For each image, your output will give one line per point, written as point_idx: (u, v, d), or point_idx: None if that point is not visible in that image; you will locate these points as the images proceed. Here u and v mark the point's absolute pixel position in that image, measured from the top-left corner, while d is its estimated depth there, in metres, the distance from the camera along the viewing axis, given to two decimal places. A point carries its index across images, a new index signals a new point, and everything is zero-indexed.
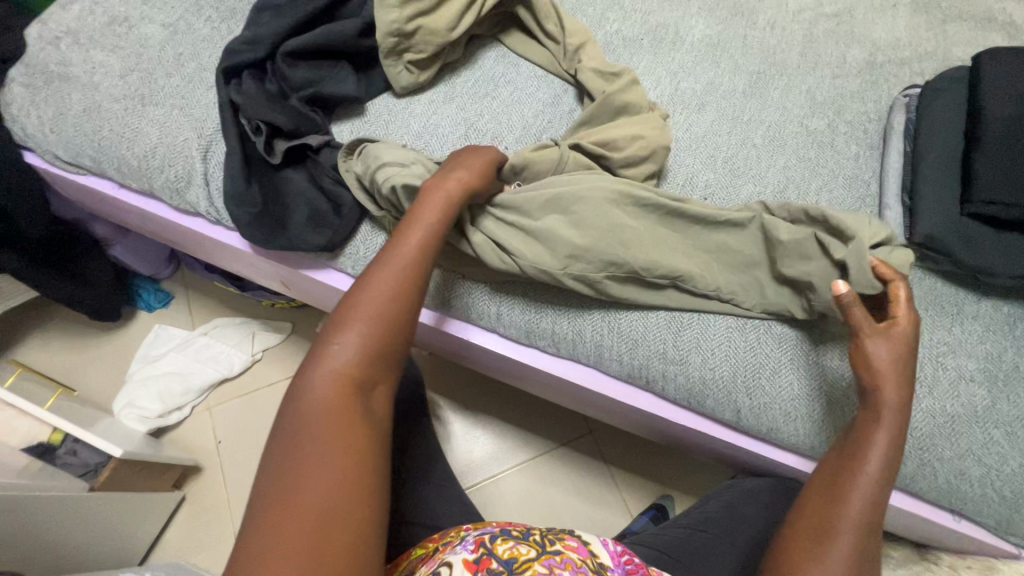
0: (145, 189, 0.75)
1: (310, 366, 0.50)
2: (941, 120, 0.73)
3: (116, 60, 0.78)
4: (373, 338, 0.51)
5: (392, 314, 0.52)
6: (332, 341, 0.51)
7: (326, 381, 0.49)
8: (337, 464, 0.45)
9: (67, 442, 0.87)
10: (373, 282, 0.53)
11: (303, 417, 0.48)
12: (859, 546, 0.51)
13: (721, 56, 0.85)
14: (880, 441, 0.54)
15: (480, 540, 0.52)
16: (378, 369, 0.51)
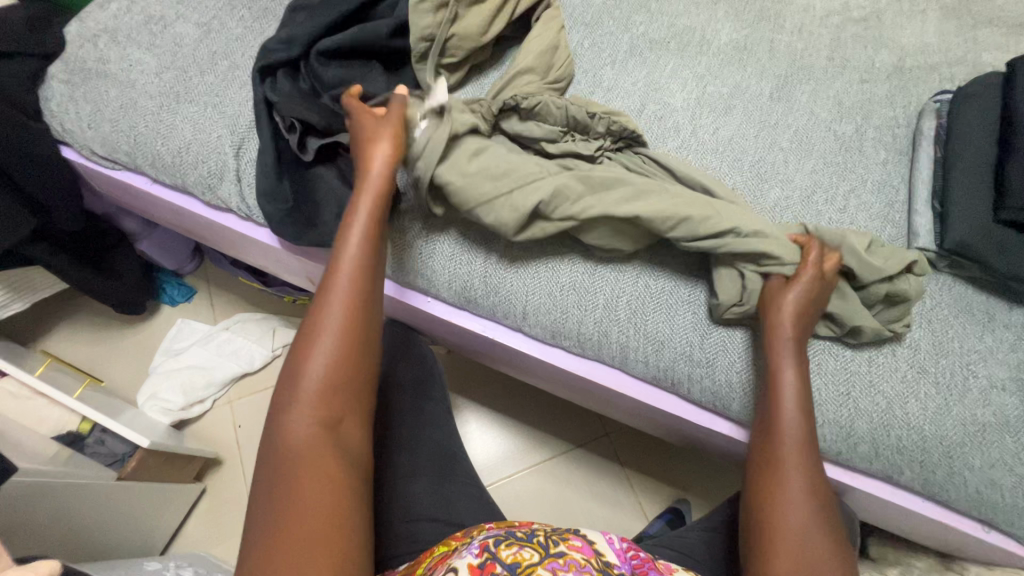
0: (178, 185, 0.77)
1: (280, 407, 0.51)
2: (973, 127, 0.72)
3: (152, 58, 0.79)
4: (336, 361, 0.52)
5: (350, 333, 0.53)
6: (294, 378, 0.51)
7: (299, 415, 0.50)
8: (322, 491, 0.46)
9: (95, 432, 0.90)
10: (324, 309, 0.54)
11: (280, 459, 0.48)
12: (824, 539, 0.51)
13: (747, 60, 0.85)
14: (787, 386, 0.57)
15: (484, 544, 0.49)
16: (348, 391, 0.52)
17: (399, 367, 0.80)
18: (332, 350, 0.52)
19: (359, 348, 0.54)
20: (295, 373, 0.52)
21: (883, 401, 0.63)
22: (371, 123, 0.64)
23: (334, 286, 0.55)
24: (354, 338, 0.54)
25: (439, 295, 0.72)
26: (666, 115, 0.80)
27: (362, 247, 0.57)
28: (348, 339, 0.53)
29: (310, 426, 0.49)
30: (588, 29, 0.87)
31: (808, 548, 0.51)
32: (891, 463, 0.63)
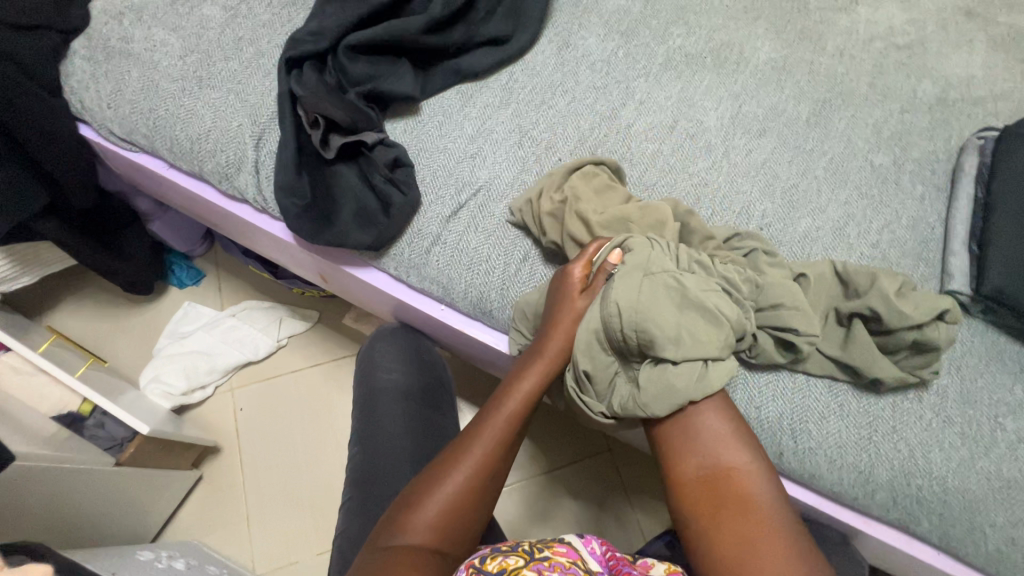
0: (194, 171, 0.75)
1: (402, 504, 0.54)
2: (1018, 169, 0.69)
3: (177, 40, 0.78)
4: (458, 493, 0.53)
5: (475, 488, 0.54)
6: (421, 488, 0.54)
7: (412, 527, 0.51)
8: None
9: (95, 414, 0.89)
10: (454, 462, 0.56)
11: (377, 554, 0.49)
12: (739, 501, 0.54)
13: (786, 81, 0.82)
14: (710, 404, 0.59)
15: (467, 563, 0.47)
16: (458, 522, 0.53)
17: (406, 376, 0.77)
18: (455, 489, 0.54)
19: (475, 504, 0.54)
20: (413, 498, 0.54)
21: (905, 448, 0.61)
22: (577, 295, 0.61)
23: (473, 438, 0.57)
24: (474, 499, 0.54)
25: (454, 304, 0.70)
26: (699, 134, 0.77)
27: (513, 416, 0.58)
28: (468, 491, 0.54)
29: (414, 541, 0.50)
30: (622, 38, 0.84)
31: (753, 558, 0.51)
32: (908, 513, 0.61)
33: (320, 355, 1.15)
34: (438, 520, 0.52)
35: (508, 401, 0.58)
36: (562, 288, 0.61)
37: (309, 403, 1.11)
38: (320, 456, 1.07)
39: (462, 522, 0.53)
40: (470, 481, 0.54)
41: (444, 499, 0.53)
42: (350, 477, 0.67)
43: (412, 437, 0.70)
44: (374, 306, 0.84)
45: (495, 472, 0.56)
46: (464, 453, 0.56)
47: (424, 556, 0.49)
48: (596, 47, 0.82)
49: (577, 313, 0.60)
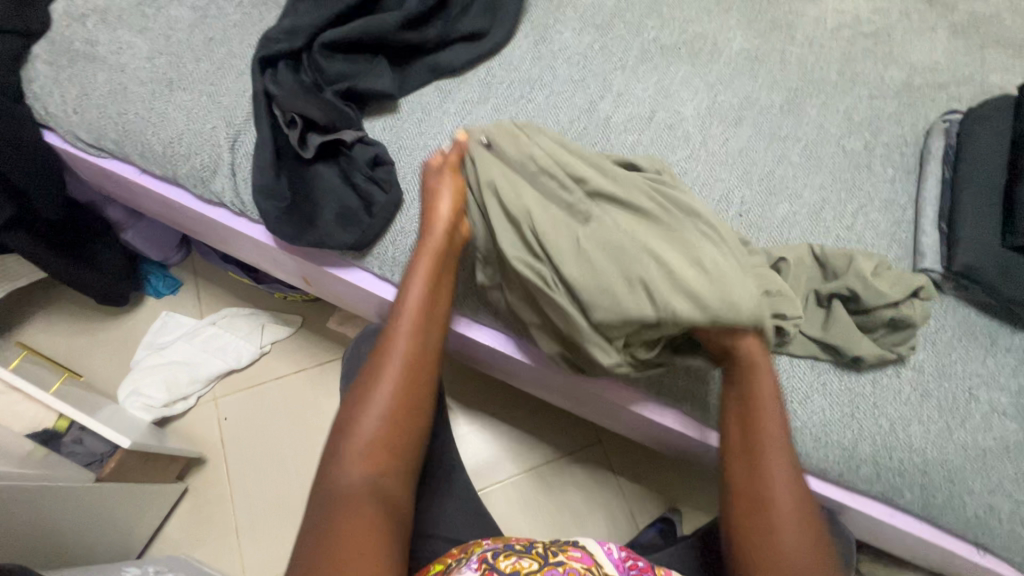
0: (168, 176, 0.73)
1: (335, 440, 0.54)
2: (982, 150, 0.72)
3: (144, 42, 0.76)
4: (393, 409, 0.55)
5: (406, 396, 0.56)
6: (351, 411, 0.55)
7: (352, 463, 0.52)
8: (364, 542, 0.47)
9: (73, 430, 0.85)
10: (376, 378, 0.56)
11: (328, 505, 0.50)
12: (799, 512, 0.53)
13: (759, 70, 0.84)
14: (766, 396, 0.57)
15: (482, 556, 0.48)
16: (396, 434, 0.55)
17: None
18: (386, 408, 0.55)
19: (410, 404, 0.56)
20: (347, 423, 0.55)
21: (886, 423, 0.63)
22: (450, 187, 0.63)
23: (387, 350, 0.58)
24: (406, 407, 0.56)
25: None
26: (677, 124, 0.78)
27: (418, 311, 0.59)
28: (398, 400, 0.55)
29: (361, 473, 0.52)
30: (598, 31, 0.84)
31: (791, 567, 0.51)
32: (891, 486, 0.62)
33: (305, 360, 1.13)
34: (376, 438, 0.53)
35: (412, 298, 0.59)
36: (426, 182, 0.65)
37: (296, 409, 1.09)
38: (309, 462, 1.05)
39: (401, 427, 0.55)
40: (396, 386, 0.56)
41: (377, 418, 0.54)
42: None
43: None
44: (359, 307, 0.83)
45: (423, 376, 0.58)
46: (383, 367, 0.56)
47: (369, 484, 0.51)
48: (572, 41, 0.83)
49: (439, 204, 0.62)
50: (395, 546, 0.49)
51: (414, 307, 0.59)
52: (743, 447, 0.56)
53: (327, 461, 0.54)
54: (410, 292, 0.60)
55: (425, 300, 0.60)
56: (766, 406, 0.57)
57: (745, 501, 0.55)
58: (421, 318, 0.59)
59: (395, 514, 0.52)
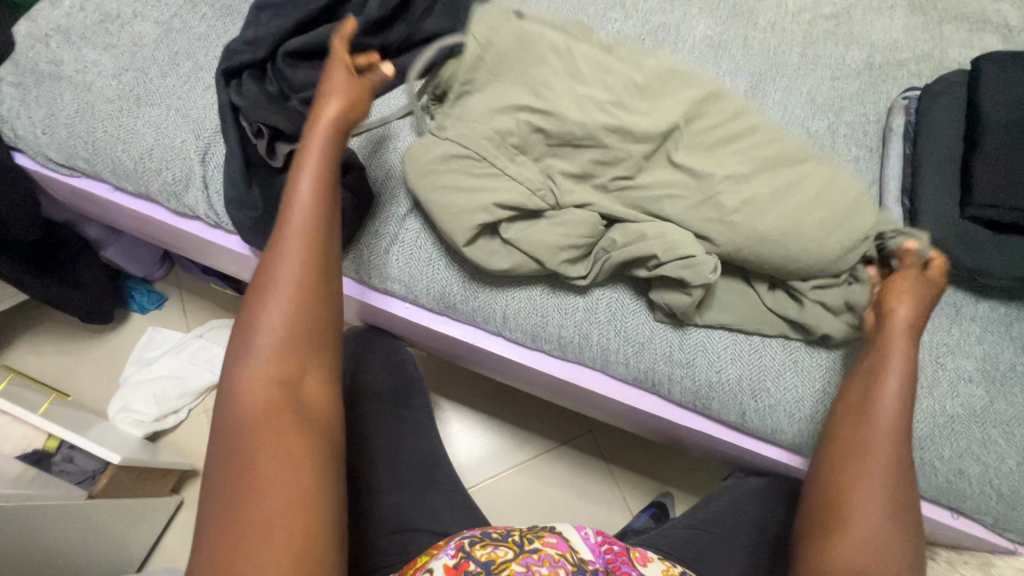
0: (141, 192, 0.74)
1: (236, 354, 0.48)
2: (939, 125, 0.73)
3: (110, 59, 0.76)
4: (294, 321, 0.48)
5: (309, 296, 0.49)
6: (250, 320, 0.49)
7: (260, 375, 0.46)
8: (295, 464, 0.43)
9: (63, 449, 0.86)
10: (271, 278, 0.50)
11: (236, 426, 0.45)
12: (893, 474, 0.51)
13: (722, 57, 0.85)
14: (897, 370, 0.54)
15: (460, 544, 0.49)
16: (301, 340, 0.49)
17: (375, 375, 0.76)
18: (289, 313, 0.48)
19: (317, 304, 0.50)
20: (246, 335, 0.48)
21: None
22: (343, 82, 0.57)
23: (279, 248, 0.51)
24: (318, 317, 0.50)
25: (418, 301, 0.71)
26: None
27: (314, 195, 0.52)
28: (300, 300, 0.49)
29: (272, 387, 0.46)
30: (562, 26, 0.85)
31: (876, 524, 0.49)
32: None
33: None
34: (280, 338, 0.48)
35: (304, 198, 0.52)
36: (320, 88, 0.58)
37: None
38: None
39: (312, 335, 0.49)
40: (299, 283, 0.49)
41: (280, 320, 0.48)
42: None
43: (390, 437, 0.71)
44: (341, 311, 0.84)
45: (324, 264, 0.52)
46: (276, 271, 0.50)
47: (280, 399, 0.46)
48: None
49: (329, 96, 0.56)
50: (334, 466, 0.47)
51: (307, 206, 0.52)
52: (854, 408, 0.55)
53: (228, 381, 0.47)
54: (300, 189, 0.52)
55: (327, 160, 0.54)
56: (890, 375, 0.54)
57: (844, 454, 0.53)
58: (319, 197, 0.52)
59: (326, 435, 0.48)
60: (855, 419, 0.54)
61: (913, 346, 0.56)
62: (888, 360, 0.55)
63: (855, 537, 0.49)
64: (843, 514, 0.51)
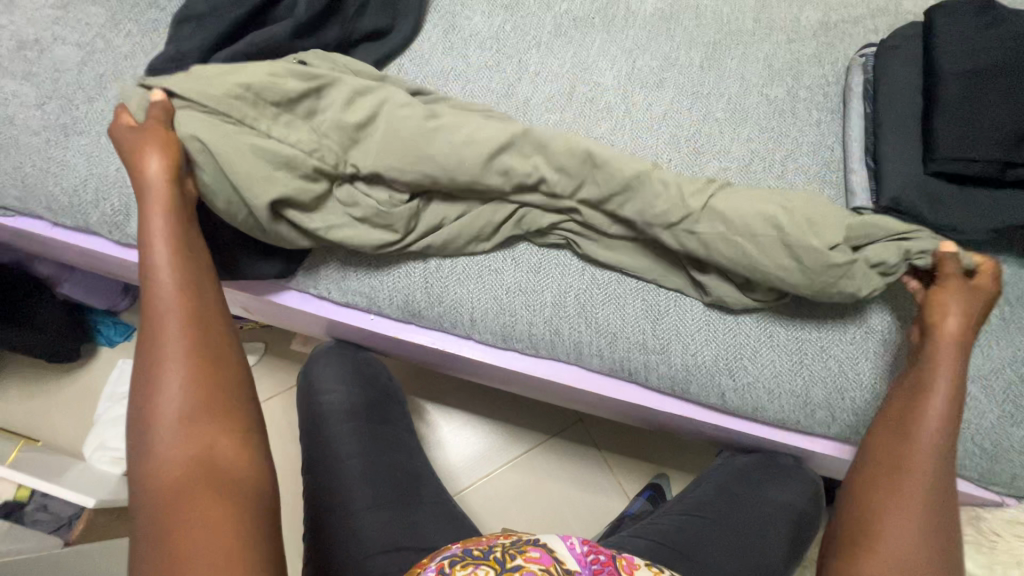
0: (80, 225, 0.70)
1: (136, 438, 0.46)
2: (897, 81, 0.72)
3: (30, 88, 0.72)
4: (185, 397, 0.46)
5: (195, 372, 0.47)
6: (144, 399, 0.46)
7: (163, 453, 0.44)
8: (214, 536, 0.40)
9: (36, 497, 0.84)
10: (157, 354, 0.48)
11: (153, 504, 0.42)
12: (931, 505, 0.49)
13: (675, 30, 0.83)
14: (943, 389, 0.52)
15: (440, 566, 0.48)
16: (211, 409, 0.46)
17: (352, 394, 0.78)
18: (184, 381, 0.47)
19: (215, 375, 0.48)
20: (144, 415, 0.46)
21: (835, 364, 0.63)
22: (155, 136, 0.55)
23: (157, 329, 0.48)
24: (211, 376, 0.48)
25: (382, 311, 0.70)
26: (598, 96, 0.77)
27: (172, 285, 0.50)
28: (195, 378, 0.47)
29: (179, 461, 0.44)
30: (507, 12, 0.82)
31: (914, 541, 0.47)
32: (848, 426, 0.63)
33: (272, 386, 1.10)
34: (179, 419, 0.45)
35: (163, 267, 0.50)
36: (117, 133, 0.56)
37: (269, 436, 1.06)
38: (289, 487, 1.02)
39: (215, 394, 0.47)
40: (190, 355, 0.48)
41: (175, 395, 0.46)
42: (309, 508, 0.66)
43: (365, 453, 0.70)
44: (308, 327, 0.82)
45: (214, 330, 0.50)
46: (161, 349, 0.48)
47: (187, 470, 0.43)
48: (482, 25, 0.81)
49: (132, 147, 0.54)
50: (262, 526, 0.43)
51: (169, 275, 0.50)
52: (891, 428, 0.53)
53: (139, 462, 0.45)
54: (155, 260, 0.51)
55: (177, 222, 0.52)
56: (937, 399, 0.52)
57: (879, 471, 0.52)
58: (176, 281, 0.50)
59: (253, 492, 0.45)
60: (888, 443, 0.53)
61: (960, 360, 0.53)
62: (939, 352, 0.54)
63: (885, 552, 0.47)
64: (875, 530, 0.48)
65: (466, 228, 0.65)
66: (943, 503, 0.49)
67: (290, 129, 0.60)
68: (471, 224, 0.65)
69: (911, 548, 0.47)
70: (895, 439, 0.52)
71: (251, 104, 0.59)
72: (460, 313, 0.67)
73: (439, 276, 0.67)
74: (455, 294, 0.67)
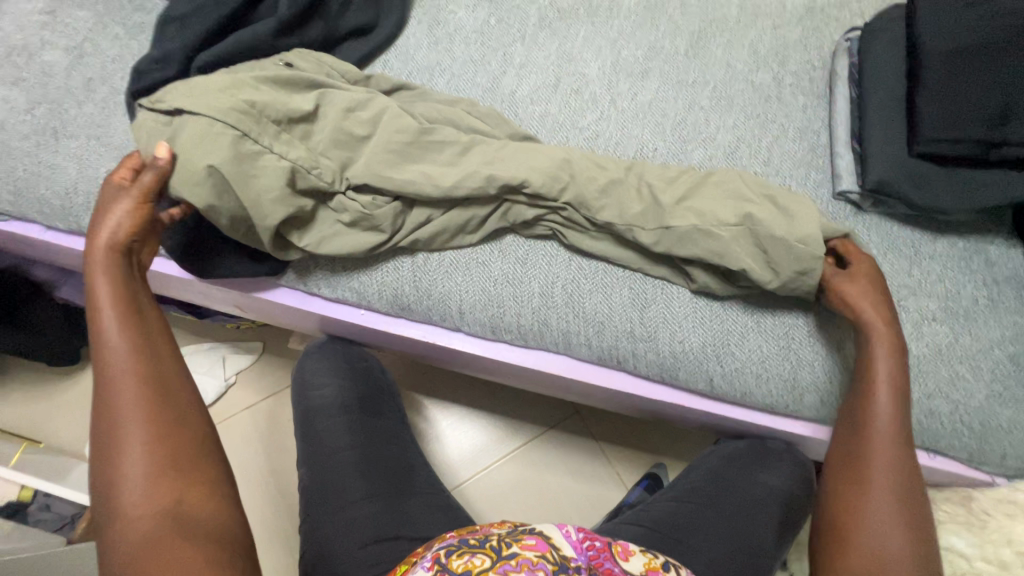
0: (72, 229, 0.70)
1: (105, 513, 0.46)
2: (881, 63, 0.71)
3: (20, 93, 0.73)
4: (147, 456, 0.47)
5: (158, 427, 0.49)
6: (106, 467, 0.47)
7: (129, 519, 0.45)
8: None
9: (39, 497, 0.85)
10: (115, 415, 0.49)
11: (126, 567, 0.43)
12: (896, 501, 0.52)
13: (660, 18, 0.83)
14: (885, 389, 0.55)
15: (436, 556, 0.48)
16: (178, 460, 0.48)
17: (344, 389, 0.78)
18: (143, 443, 0.48)
19: (173, 429, 0.50)
20: (106, 481, 0.47)
21: (822, 348, 0.63)
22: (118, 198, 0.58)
23: (117, 388, 0.50)
24: (168, 431, 0.49)
25: (372, 306, 0.70)
26: (583, 87, 0.77)
27: (125, 344, 0.52)
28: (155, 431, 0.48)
29: (146, 517, 0.45)
30: (492, 5, 0.82)
31: (885, 553, 0.50)
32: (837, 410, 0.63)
33: (270, 385, 1.10)
34: (144, 475, 0.47)
35: (113, 334, 0.52)
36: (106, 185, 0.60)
37: (269, 434, 1.07)
38: (287, 484, 1.03)
39: (177, 446, 0.49)
40: (147, 412, 0.49)
41: (133, 455, 0.47)
42: (304, 501, 0.67)
43: (358, 446, 0.71)
44: (300, 324, 0.82)
45: (172, 380, 0.52)
46: (119, 408, 0.49)
47: (157, 523, 0.45)
48: (467, 19, 0.81)
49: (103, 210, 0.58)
50: (235, 561, 0.45)
51: (120, 345, 0.52)
52: (845, 453, 0.56)
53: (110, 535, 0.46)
54: (105, 332, 0.52)
55: (127, 290, 0.55)
56: (880, 400, 0.55)
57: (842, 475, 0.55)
58: (129, 344, 0.52)
59: (221, 540, 0.46)
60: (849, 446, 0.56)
61: (894, 349, 0.56)
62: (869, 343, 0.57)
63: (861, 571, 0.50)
64: (852, 548, 0.51)
65: (451, 218, 0.65)
66: (907, 506, 0.52)
67: (290, 146, 0.61)
68: (458, 214, 0.65)
69: (886, 558, 0.50)
70: (852, 439, 0.56)
71: (262, 114, 0.60)
72: (447, 305, 0.68)
73: (426, 270, 0.68)
74: (442, 287, 0.67)
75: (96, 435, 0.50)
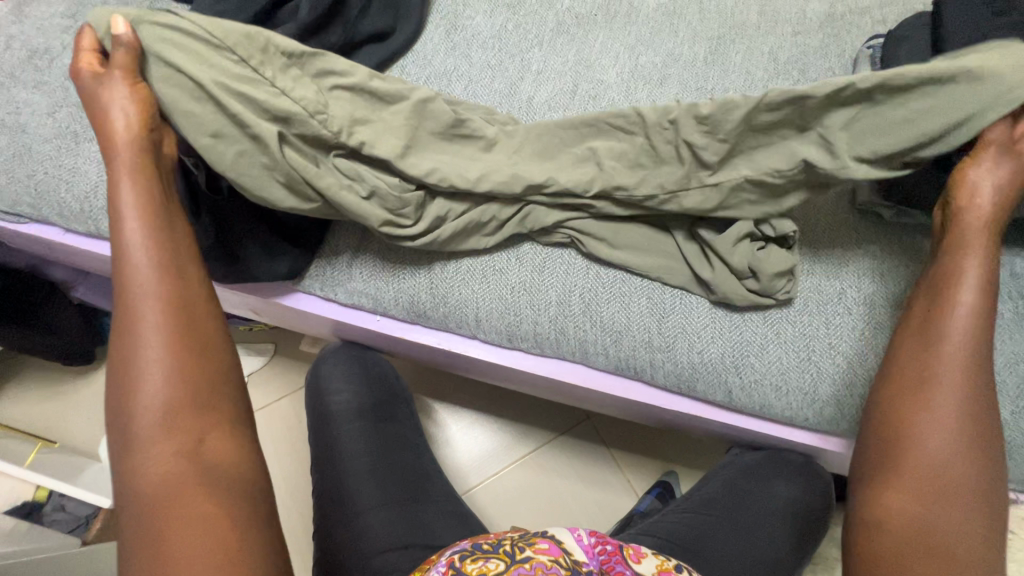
0: (91, 231, 0.71)
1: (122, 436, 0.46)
2: (906, 72, 0.70)
3: (41, 96, 0.73)
4: (168, 386, 0.46)
5: (180, 356, 0.47)
6: (126, 385, 0.46)
7: (148, 448, 0.45)
8: (207, 533, 0.42)
9: (53, 498, 0.86)
10: (136, 334, 0.48)
11: (144, 508, 0.43)
12: (968, 416, 0.45)
13: (679, 24, 0.82)
14: (968, 284, 0.48)
15: (449, 559, 0.48)
16: (199, 394, 0.47)
17: (358, 394, 0.78)
18: (167, 382, 0.46)
19: (195, 359, 0.48)
20: (125, 399, 0.46)
21: (844, 360, 0.62)
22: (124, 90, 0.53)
23: (138, 304, 0.48)
24: (197, 371, 0.47)
25: (388, 313, 0.70)
26: (601, 93, 0.77)
27: (148, 259, 0.49)
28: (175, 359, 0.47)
29: (168, 460, 0.44)
30: (510, 10, 0.82)
31: (943, 474, 0.45)
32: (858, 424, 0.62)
33: (282, 387, 1.11)
34: (164, 404, 0.46)
35: (141, 254, 0.50)
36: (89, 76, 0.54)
37: (281, 437, 1.07)
38: (298, 487, 1.03)
39: (198, 379, 0.47)
40: (168, 339, 0.47)
41: (154, 381, 0.46)
42: (318, 507, 0.67)
43: (372, 453, 0.71)
44: (315, 329, 0.82)
45: (193, 301, 0.50)
46: (140, 329, 0.48)
47: (177, 459, 0.44)
48: (484, 24, 0.81)
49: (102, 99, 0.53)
50: (254, 510, 0.45)
51: (142, 260, 0.50)
52: (911, 365, 0.49)
53: (128, 468, 0.45)
54: (129, 241, 0.50)
55: (155, 205, 0.52)
56: (960, 312, 0.48)
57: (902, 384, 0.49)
58: (154, 259, 0.50)
59: (239, 484, 0.46)
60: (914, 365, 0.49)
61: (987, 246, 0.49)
62: (967, 236, 0.50)
63: (913, 498, 0.45)
64: (907, 470, 0.46)
65: (467, 224, 0.64)
66: (984, 432, 0.46)
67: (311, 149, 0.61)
68: (476, 219, 0.65)
69: (945, 479, 0.45)
70: (920, 347, 0.49)
71: None
72: (463, 313, 0.67)
73: (442, 277, 0.68)
74: (458, 295, 0.67)
75: (114, 350, 0.48)
